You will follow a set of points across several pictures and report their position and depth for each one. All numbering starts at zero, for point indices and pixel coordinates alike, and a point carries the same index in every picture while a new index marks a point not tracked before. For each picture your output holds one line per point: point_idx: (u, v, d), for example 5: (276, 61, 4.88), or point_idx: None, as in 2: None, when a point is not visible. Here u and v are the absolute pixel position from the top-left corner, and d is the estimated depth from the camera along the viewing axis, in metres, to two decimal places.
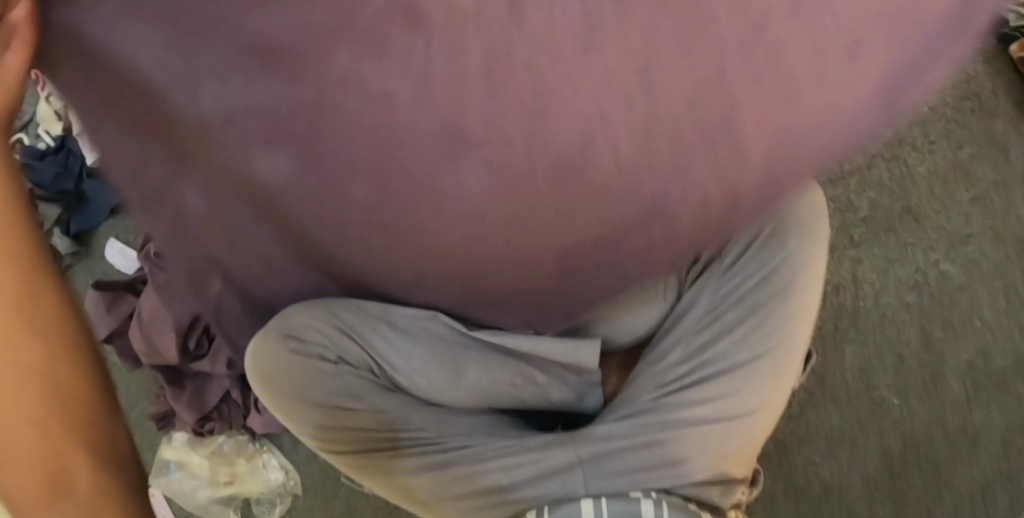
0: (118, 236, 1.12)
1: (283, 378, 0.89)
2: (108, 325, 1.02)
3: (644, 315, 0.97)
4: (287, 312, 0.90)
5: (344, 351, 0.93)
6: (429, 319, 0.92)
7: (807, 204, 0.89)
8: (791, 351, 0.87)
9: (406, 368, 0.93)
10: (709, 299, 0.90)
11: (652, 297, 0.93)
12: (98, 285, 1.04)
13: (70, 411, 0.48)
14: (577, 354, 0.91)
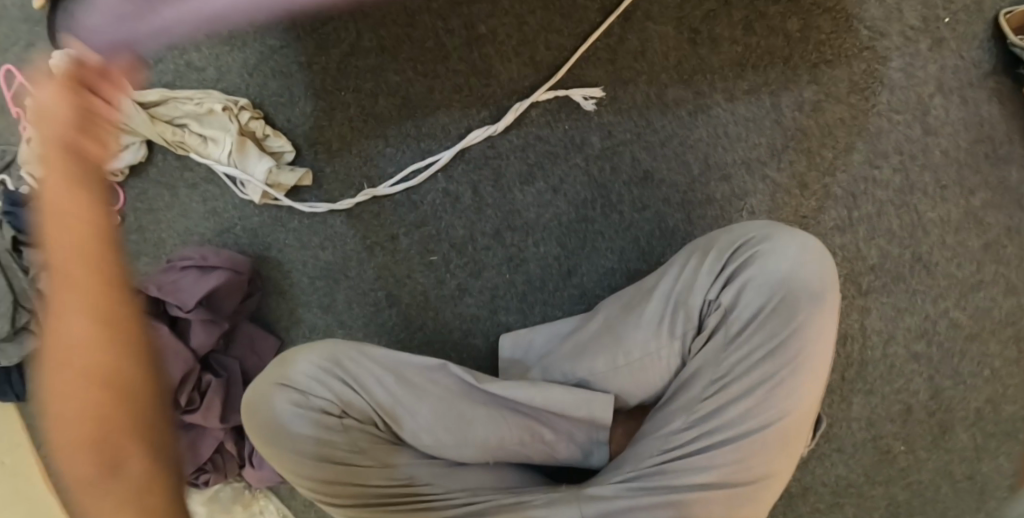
0: None
1: (287, 435, 0.83)
2: None
3: (647, 377, 0.85)
4: (289, 361, 0.86)
5: (349, 403, 0.85)
6: (435, 367, 0.87)
7: (820, 268, 0.78)
8: (801, 422, 0.78)
9: (412, 421, 0.86)
10: (714, 366, 0.80)
11: (656, 362, 0.83)
12: None
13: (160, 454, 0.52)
14: (586, 410, 0.84)
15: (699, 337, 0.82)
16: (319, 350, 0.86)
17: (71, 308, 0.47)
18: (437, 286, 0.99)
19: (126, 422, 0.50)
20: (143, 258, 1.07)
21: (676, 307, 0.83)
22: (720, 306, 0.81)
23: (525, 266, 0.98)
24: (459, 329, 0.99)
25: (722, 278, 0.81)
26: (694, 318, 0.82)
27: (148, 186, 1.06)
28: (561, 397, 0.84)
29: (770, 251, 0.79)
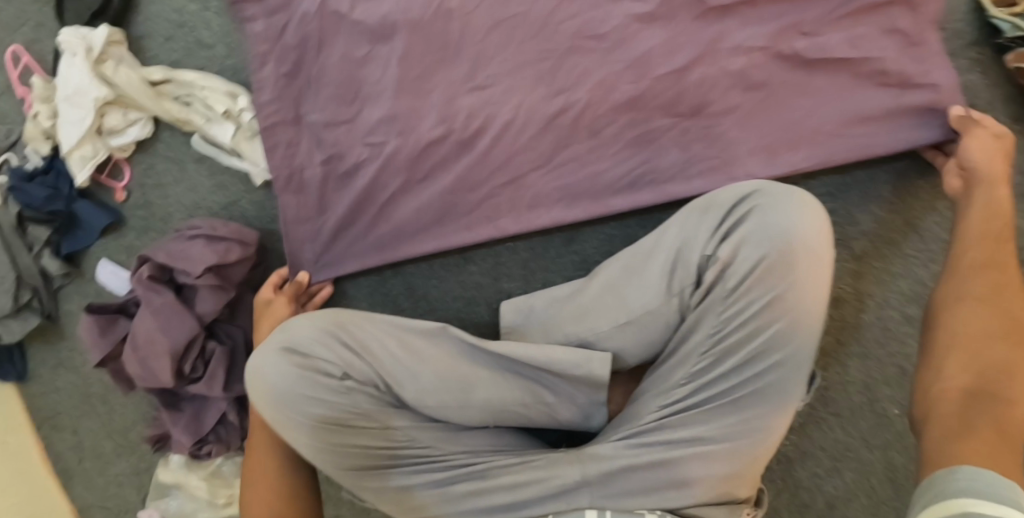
0: (109, 257, 1.10)
1: (288, 399, 0.82)
2: (100, 351, 1.00)
3: (648, 338, 0.85)
4: (292, 327, 0.85)
5: (349, 365, 0.84)
6: (435, 331, 0.87)
7: (815, 220, 0.78)
8: (799, 373, 0.78)
9: (414, 382, 0.85)
10: (713, 319, 0.80)
11: (658, 318, 0.84)
12: (87, 310, 1.00)
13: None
14: (585, 368, 0.85)
15: (698, 292, 0.81)
16: (322, 315, 0.86)
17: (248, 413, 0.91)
18: (439, 255, 1.00)
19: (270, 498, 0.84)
20: (149, 233, 1.09)
21: (676, 263, 0.83)
22: (718, 261, 0.80)
23: (526, 236, 0.98)
24: (461, 298, 1.00)
25: (720, 234, 0.81)
26: (693, 274, 0.82)
27: (154, 161, 1.08)
28: (562, 354, 0.85)
29: (767, 207, 0.79)
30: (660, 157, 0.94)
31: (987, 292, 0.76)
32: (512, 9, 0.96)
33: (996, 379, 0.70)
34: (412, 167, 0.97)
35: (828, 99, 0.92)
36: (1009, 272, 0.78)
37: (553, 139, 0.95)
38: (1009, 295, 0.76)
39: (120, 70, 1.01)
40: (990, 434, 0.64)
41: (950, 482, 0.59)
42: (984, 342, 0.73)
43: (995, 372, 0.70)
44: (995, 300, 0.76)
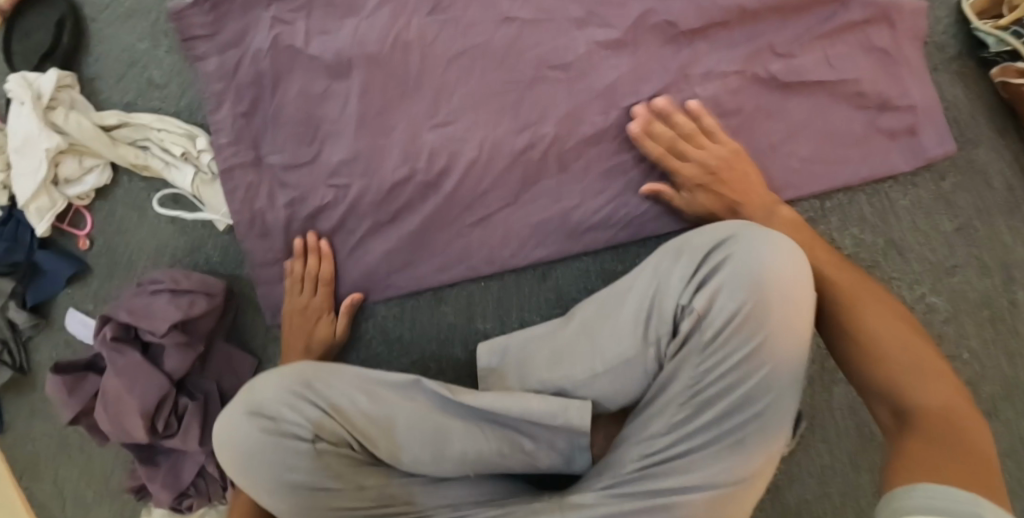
0: (77, 306, 1.07)
1: (260, 464, 0.80)
2: (71, 410, 0.98)
3: (626, 386, 0.84)
4: (256, 388, 0.83)
5: (319, 427, 0.81)
6: (409, 386, 0.85)
7: (791, 266, 0.77)
8: (780, 420, 0.77)
9: (388, 441, 0.84)
10: (691, 370, 0.79)
11: (634, 367, 0.83)
12: (54, 369, 0.98)
13: None
14: (563, 418, 0.83)
15: (675, 341, 0.80)
16: (289, 374, 0.83)
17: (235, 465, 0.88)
18: (412, 296, 0.97)
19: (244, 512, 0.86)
20: (114, 279, 1.06)
21: (651, 310, 0.82)
22: (693, 311, 0.79)
23: (500, 274, 0.95)
24: (436, 339, 0.97)
25: (695, 281, 0.80)
26: (669, 322, 0.81)
27: (115, 207, 1.05)
28: (539, 406, 0.83)
29: (741, 256, 0.78)
30: (630, 190, 0.92)
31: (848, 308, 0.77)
32: (475, 39, 0.93)
33: (905, 383, 0.70)
34: (380, 206, 0.94)
35: (801, 122, 0.90)
36: (857, 282, 0.79)
37: (522, 173, 0.92)
38: (862, 301, 0.77)
39: (70, 118, 0.98)
40: (938, 449, 0.64)
41: (907, 499, 0.60)
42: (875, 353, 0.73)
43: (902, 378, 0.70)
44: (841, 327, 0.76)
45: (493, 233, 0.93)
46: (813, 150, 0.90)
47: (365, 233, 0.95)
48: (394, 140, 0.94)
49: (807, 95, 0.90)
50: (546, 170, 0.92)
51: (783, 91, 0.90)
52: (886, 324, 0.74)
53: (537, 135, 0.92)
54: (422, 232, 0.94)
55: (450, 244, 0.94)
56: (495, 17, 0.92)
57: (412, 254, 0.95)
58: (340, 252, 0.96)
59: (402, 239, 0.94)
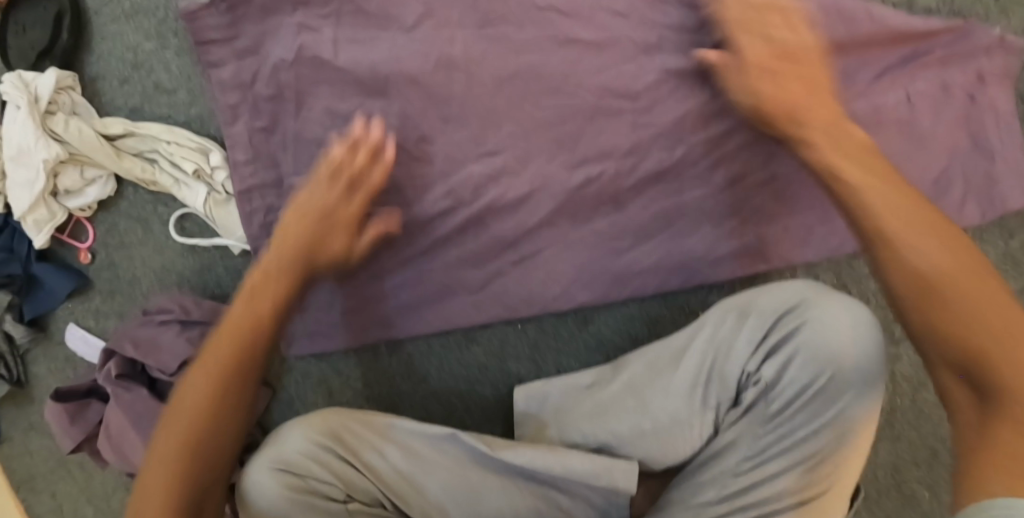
0: (78, 321, 1.01)
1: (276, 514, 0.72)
2: (73, 438, 0.92)
3: (677, 449, 0.79)
4: (283, 440, 0.76)
5: (351, 486, 0.77)
6: (444, 438, 0.80)
7: (870, 343, 0.71)
8: (838, 499, 0.72)
9: (422, 497, 0.79)
10: (750, 440, 0.75)
11: (687, 433, 0.78)
12: (54, 395, 0.91)
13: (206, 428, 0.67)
14: (607, 479, 0.78)
15: (736, 411, 0.77)
16: (319, 426, 0.77)
17: (183, 429, 0.66)
18: (442, 334, 0.91)
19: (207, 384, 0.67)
20: (116, 298, 0.99)
21: (711, 376, 0.78)
22: (760, 380, 0.75)
23: (538, 315, 0.89)
24: (466, 380, 0.92)
25: (763, 349, 0.75)
26: (731, 390, 0.77)
27: (117, 220, 0.98)
28: (583, 466, 0.78)
29: (817, 328, 0.72)
30: (685, 235, 0.85)
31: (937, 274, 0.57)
32: (527, 59, 0.84)
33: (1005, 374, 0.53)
34: (411, 236, 0.87)
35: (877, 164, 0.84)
36: (940, 235, 0.58)
37: (571, 210, 0.85)
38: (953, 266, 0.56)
39: (70, 126, 0.90)
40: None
41: None
42: (964, 337, 0.55)
43: (1003, 362, 0.53)
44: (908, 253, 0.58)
45: (533, 272, 0.87)
46: None
47: (396, 266, 0.88)
48: (433, 170, 0.86)
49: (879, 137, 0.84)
50: (596, 207, 0.85)
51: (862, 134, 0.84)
52: (984, 302, 0.55)
53: (588, 169, 0.84)
54: (455, 267, 0.87)
55: (488, 280, 0.87)
56: (552, 36, 0.83)
57: (447, 288, 0.88)
58: (366, 285, 0.89)
59: (434, 271, 0.88)
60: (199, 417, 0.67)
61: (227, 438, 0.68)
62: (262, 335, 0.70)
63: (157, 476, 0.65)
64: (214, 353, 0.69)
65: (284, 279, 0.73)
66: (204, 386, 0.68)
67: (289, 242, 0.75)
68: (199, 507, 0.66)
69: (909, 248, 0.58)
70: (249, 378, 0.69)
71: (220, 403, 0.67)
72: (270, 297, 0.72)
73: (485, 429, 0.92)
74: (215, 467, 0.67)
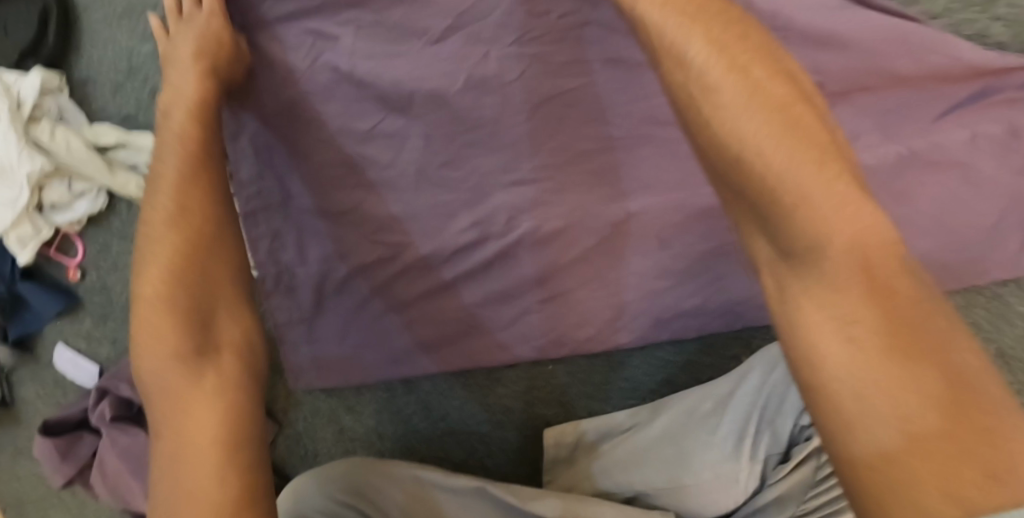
0: (67, 342, 0.94)
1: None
2: (64, 472, 0.86)
3: (719, 507, 0.69)
4: (300, 492, 0.72)
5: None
6: (470, 492, 0.72)
7: None
8: None
9: None
10: (796, 499, 0.68)
11: (728, 488, 0.69)
12: (43, 430, 0.85)
13: (188, 247, 0.57)
14: None
15: (785, 465, 0.70)
16: (338, 476, 0.73)
17: (153, 280, 0.55)
18: (464, 374, 0.85)
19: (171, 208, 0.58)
20: (108, 322, 0.92)
21: (761, 428, 0.70)
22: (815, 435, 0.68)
23: (569, 357, 0.83)
24: (488, 421, 0.86)
25: None
26: (782, 444, 0.70)
27: (110, 240, 0.90)
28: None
29: None
30: (730, 278, 0.78)
31: (738, 123, 0.47)
32: (567, 81, 0.76)
33: (805, 230, 0.46)
34: (432, 268, 0.80)
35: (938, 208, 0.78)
36: (754, 81, 0.49)
37: (609, 248, 0.79)
38: (749, 109, 0.48)
39: (58, 135, 0.82)
40: (874, 357, 0.43)
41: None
42: (754, 182, 0.47)
43: (811, 224, 0.46)
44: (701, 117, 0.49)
45: (565, 311, 0.80)
46: (943, 240, 0.78)
47: (420, 303, 0.81)
48: (462, 201, 0.79)
49: (944, 178, 0.77)
50: (636, 245, 0.78)
51: (924, 173, 0.77)
52: (779, 143, 0.47)
53: (630, 206, 0.78)
54: (481, 303, 0.81)
55: (516, 316, 0.81)
56: (598, 57, 0.75)
57: (472, 325, 0.82)
58: (384, 319, 0.82)
59: (456, 308, 0.81)
60: (173, 260, 0.56)
61: (211, 268, 0.58)
62: (198, 162, 0.60)
63: (151, 329, 0.55)
64: (152, 201, 0.58)
65: (190, 102, 0.61)
66: (165, 234, 0.57)
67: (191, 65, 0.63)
68: (216, 338, 0.56)
69: (740, 134, 0.48)
70: (215, 213, 0.59)
71: (187, 242, 0.57)
72: (183, 130, 0.60)
73: (509, 471, 0.87)
74: (211, 298, 0.57)
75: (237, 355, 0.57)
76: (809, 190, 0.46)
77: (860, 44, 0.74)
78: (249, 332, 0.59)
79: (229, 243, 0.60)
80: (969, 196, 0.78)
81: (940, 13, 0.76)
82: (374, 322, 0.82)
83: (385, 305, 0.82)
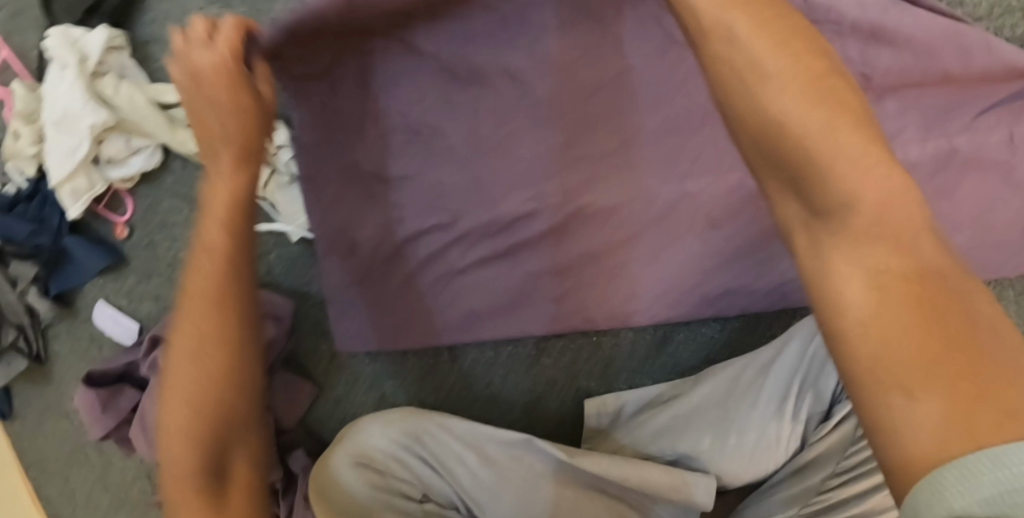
0: (107, 298, 0.94)
1: (342, 487, 0.70)
2: (103, 425, 0.86)
3: (761, 464, 0.74)
4: (358, 434, 0.75)
5: (429, 487, 0.76)
6: (519, 443, 0.76)
7: None
8: None
9: (496, 505, 0.74)
10: (837, 459, 0.71)
11: (773, 445, 0.73)
12: (86, 380, 0.86)
13: (210, 382, 0.58)
14: (687, 491, 0.74)
15: (826, 424, 0.74)
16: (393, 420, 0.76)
17: (172, 427, 0.58)
18: (511, 342, 0.87)
19: (196, 333, 0.58)
20: (153, 280, 0.93)
21: (804, 389, 0.74)
22: None
23: (615, 330, 0.85)
24: (531, 391, 0.88)
25: None
26: (823, 403, 0.74)
27: (161, 196, 0.91)
28: (659, 476, 0.74)
29: None
30: (775, 261, 0.81)
31: (773, 92, 0.43)
32: (629, 63, 0.79)
33: (840, 190, 0.43)
34: (485, 238, 0.82)
35: (979, 200, 0.81)
36: (787, 44, 0.45)
37: (660, 224, 0.81)
38: (783, 69, 0.44)
39: (122, 90, 0.83)
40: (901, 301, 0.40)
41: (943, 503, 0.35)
42: (784, 148, 0.44)
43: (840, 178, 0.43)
44: (731, 84, 0.45)
45: (614, 285, 0.83)
46: (979, 229, 0.81)
47: (473, 271, 0.83)
48: (522, 172, 0.81)
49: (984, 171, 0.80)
50: (687, 223, 0.81)
51: (962, 170, 0.80)
52: (813, 104, 0.43)
53: (681, 187, 0.80)
54: (530, 275, 0.83)
55: (562, 288, 0.83)
56: (660, 41, 0.79)
57: (519, 295, 0.84)
58: (438, 290, 0.84)
59: (506, 279, 0.83)
60: (192, 391, 0.58)
61: (226, 395, 0.58)
62: (218, 288, 0.58)
63: (173, 458, 0.58)
64: (182, 316, 0.58)
65: (222, 212, 0.59)
66: (184, 361, 0.58)
67: (219, 166, 0.59)
68: (229, 477, 0.60)
69: (776, 96, 0.44)
70: (237, 340, 0.59)
71: (208, 371, 0.58)
72: (211, 246, 0.58)
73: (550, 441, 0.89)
74: (230, 435, 0.59)
75: (244, 487, 0.60)
76: (838, 146, 0.43)
77: (913, 40, 0.77)
78: (259, 462, 0.62)
79: (249, 365, 0.60)
80: (1006, 191, 0.81)
81: (984, 15, 0.81)
82: (424, 288, 0.84)
83: (438, 273, 0.84)
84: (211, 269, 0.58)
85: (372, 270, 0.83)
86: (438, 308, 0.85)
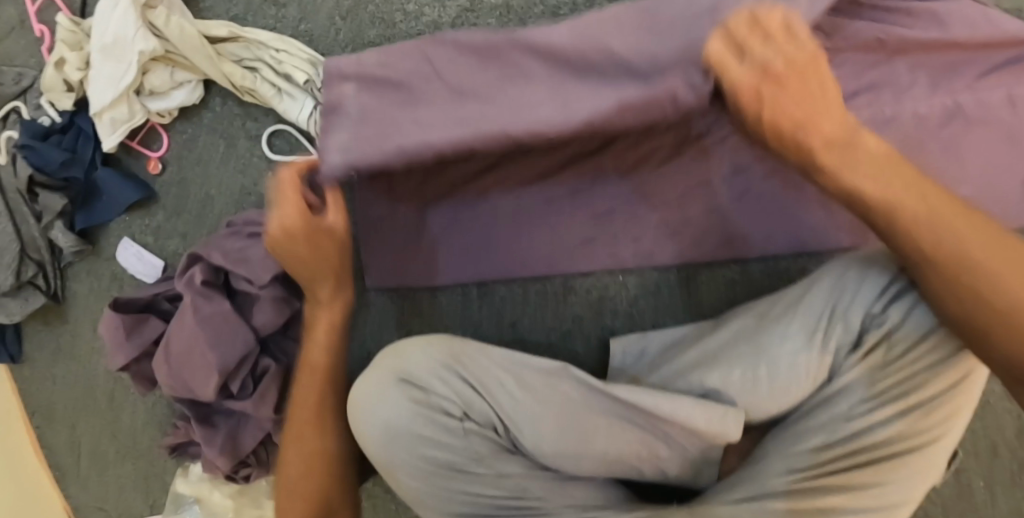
0: (133, 236, 0.94)
1: (388, 402, 0.75)
2: (124, 354, 0.85)
3: (790, 394, 0.76)
4: (401, 353, 0.77)
5: (467, 405, 0.77)
6: (554, 373, 0.78)
7: None
8: (941, 444, 0.72)
9: (534, 429, 0.76)
10: (868, 385, 0.73)
11: (803, 375, 0.75)
12: (112, 306, 0.85)
13: (318, 472, 0.77)
14: (721, 427, 0.75)
15: (856, 353, 0.74)
16: (436, 344, 0.78)
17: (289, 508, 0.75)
18: (539, 280, 0.89)
19: (308, 438, 0.77)
20: (181, 218, 0.93)
21: (834, 320, 0.75)
22: (886, 323, 0.73)
23: (640, 269, 0.88)
24: (557, 330, 0.90)
25: (889, 292, 0.73)
26: (854, 333, 0.74)
27: (197, 132, 0.92)
28: (689, 404, 0.75)
29: None
30: (797, 206, 0.84)
31: (941, 238, 0.59)
32: None
33: (995, 296, 0.58)
34: (520, 178, 0.85)
35: (981, 159, 0.86)
36: (935, 196, 0.60)
37: (688, 168, 0.84)
38: (939, 217, 0.59)
39: (172, 21, 0.84)
40: None
41: None
42: (951, 275, 0.59)
43: (991, 287, 0.58)
44: (904, 240, 0.60)
45: (642, 228, 0.86)
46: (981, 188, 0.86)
47: (506, 209, 0.86)
48: None
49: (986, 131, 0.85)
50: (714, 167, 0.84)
51: (963, 127, 0.85)
52: (971, 236, 0.58)
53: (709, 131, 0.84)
54: (564, 215, 0.86)
55: (590, 227, 0.86)
56: None
57: (550, 235, 0.87)
58: (472, 230, 0.86)
59: (537, 218, 0.86)
60: (306, 487, 0.76)
61: (331, 484, 0.77)
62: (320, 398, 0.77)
63: None
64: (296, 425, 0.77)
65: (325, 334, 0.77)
66: (301, 462, 0.76)
67: (319, 297, 0.75)
68: None
69: (948, 237, 0.59)
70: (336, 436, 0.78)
71: (317, 463, 0.77)
72: (315, 360, 0.77)
73: None
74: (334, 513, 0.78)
75: None
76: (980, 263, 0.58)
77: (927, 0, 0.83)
78: None
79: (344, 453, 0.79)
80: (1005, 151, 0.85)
81: None
82: (456, 225, 0.86)
83: (472, 210, 0.86)
84: (319, 378, 0.77)
85: (406, 212, 0.85)
86: (472, 249, 0.87)
